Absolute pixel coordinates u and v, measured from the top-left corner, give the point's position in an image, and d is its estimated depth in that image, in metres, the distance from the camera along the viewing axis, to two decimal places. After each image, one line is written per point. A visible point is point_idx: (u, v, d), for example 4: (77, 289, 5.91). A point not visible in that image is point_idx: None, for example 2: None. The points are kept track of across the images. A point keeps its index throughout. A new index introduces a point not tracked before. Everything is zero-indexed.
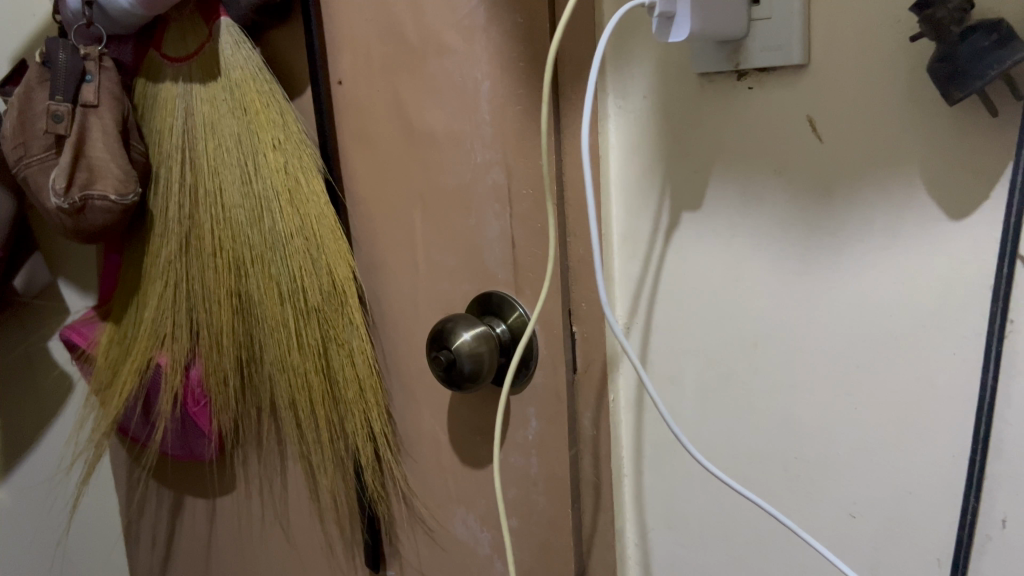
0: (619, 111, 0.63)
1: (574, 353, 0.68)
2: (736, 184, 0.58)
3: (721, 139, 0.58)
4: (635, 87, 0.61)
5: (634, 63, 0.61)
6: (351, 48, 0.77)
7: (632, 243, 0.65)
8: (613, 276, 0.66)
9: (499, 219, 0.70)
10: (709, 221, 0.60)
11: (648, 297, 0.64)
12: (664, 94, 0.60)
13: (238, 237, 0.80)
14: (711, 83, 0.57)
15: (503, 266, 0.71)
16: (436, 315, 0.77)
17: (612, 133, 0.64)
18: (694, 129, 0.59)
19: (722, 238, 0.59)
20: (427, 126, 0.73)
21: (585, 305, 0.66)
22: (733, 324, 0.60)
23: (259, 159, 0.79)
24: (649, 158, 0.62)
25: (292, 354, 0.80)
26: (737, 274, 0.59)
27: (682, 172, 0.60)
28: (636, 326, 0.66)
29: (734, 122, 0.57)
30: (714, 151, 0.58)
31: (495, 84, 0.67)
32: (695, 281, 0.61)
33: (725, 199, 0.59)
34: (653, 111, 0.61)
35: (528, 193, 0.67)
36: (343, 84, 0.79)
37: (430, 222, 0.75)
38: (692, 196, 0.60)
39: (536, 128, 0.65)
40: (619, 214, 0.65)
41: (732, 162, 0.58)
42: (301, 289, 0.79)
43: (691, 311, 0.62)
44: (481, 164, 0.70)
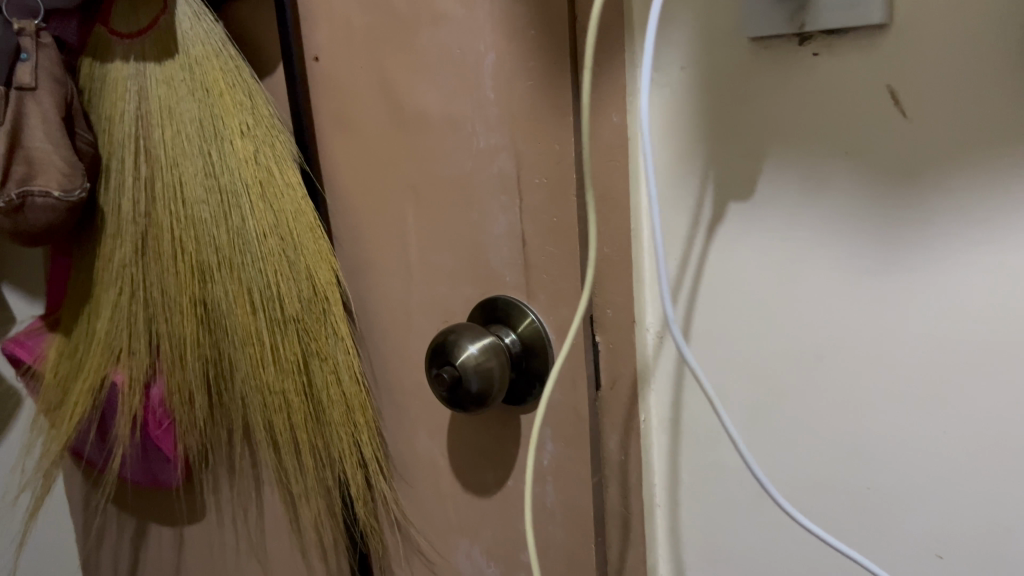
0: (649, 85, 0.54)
1: (596, 367, 0.59)
2: (797, 167, 0.49)
3: (777, 116, 0.49)
4: (671, 56, 0.52)
5: (670, 28, 0.52)
6: (328, 19, 0.67)
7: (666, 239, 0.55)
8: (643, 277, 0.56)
9: (507, 213, 0.61)
10: (763, 212, 0.51)
11: (686, 302, 0.55)
12: (707, 64, 0.51)
13: (201, 237, 0.70)
14: (766, 49, 0.48)
15: (512, 267, 0.62)
16: (432, 324, 0.68)
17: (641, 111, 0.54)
18: (744, 104, 0.50)
19: (779, 232, 0.50)
20: (420, 107, 0.64)
21: (610, 312, 0.57)
22: (792, 333, 0.51)
23: (225, 148, 0.68)
24: (687, 140, 0.53)
25: (266, 370, 0.70)
26: (797, 273, 0.50)
27: (728, 155, 0.51)
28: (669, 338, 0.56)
29: (793, 94, 0.48)
30: (769, 128, 0.49)
31: (504, 55, 0.58)
32: (745, 284, 0.52)
33: (784, 185, 0.50)
34: (693, 84, 0.52)
35: (542, 182, 0.58)
36: (320, 60, 0.69)
37: (424, 217, 0.66)
38: (740, 183, 0.51)
39: (552, 106, 0.56)
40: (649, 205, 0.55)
41: (790, 141, 0.49)
42: (278, 297, 0.69)
43: (742, 318, 0.53)
44: (484, 149, 0.61)
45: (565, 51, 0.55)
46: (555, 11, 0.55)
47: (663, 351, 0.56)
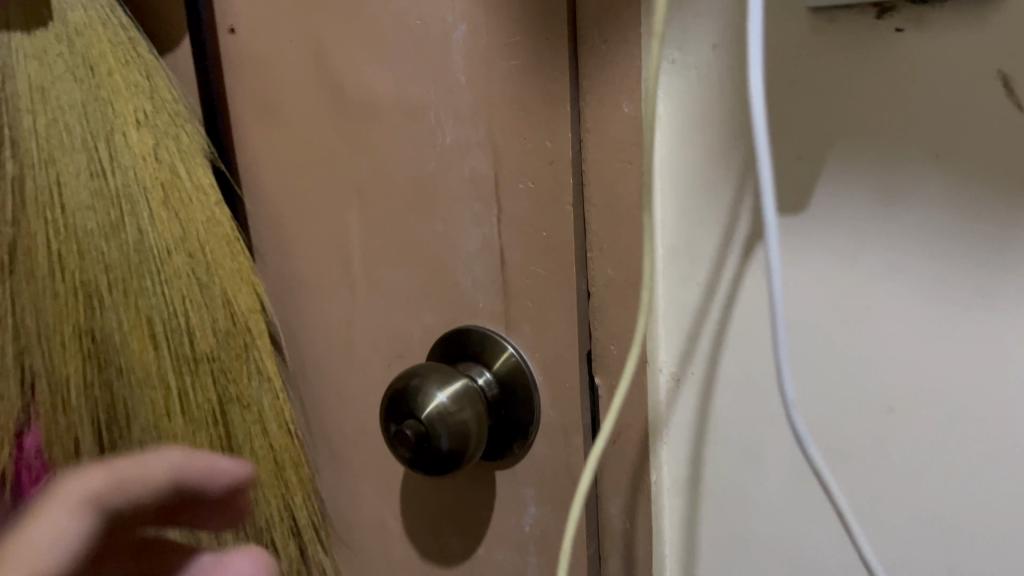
0: (669, 67, 0.42)
1: (597, 417, 0.48)
2: (866, 173, 0.38)
3: (844, 110, 0.38)
4: (697, 31, 0.41)
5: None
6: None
7: (687, 260, 0.44)
8: (655, 305, 0.45)
9: (481, 225, 0.49)
10: (819, 229, 0.40)
11: (710, 341, 0.45)
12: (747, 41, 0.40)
13: (85, 253, 0.54)
14: (829, 24, 0.38)
15: (486, 290, 0.50)
16: (380, 358, 0.55)
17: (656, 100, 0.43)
18: (799, 93, 0.39)
19: (840, 255, 0.40)
20: (366, 93, 0.51)
21: (615, 349, 0.46)
22: (854, 382, 0.41)
23: (116, 142, 0.54)
24: (718, 137, 0.42)
25: (173, 419, 0.56)
26: (863, 306, 0.40)
27: (777, 153, 0.41)
28: (688, 381, 0.46)
29: (863, 82, 0.37)
30: (832, 124, 0.39)
31: (478, 28, 0.46)
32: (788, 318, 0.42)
33: (853, 197, 0.39)
34: (728, 67, 0.41)
35: (528, 187, 0.47)
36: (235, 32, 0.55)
37: (374, 229, 0.53)
38: (788, 189, 0.41)
39: (542, 92, 0.45)
40: (666, 218, 0.45)
41: (860, 140, 0.38)
42: (187, 329, 0.56)
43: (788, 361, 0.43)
44: (452, 146, 0.49)
45: (559, 20, 0.43)
46: None
47: (680, 399, 0.46)
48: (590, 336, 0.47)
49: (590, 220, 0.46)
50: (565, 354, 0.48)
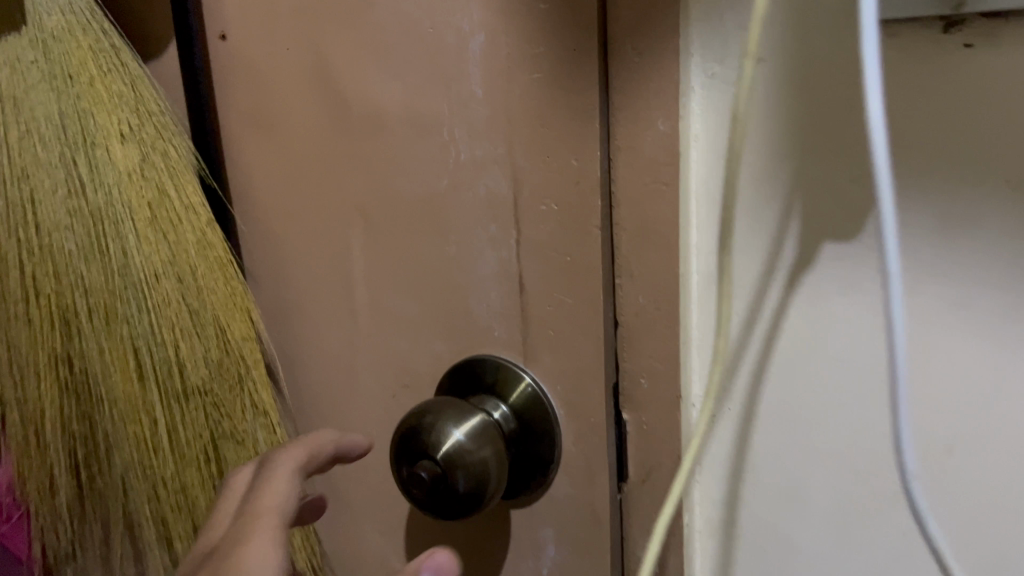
0: (707, 82, 0.40)
1: (622, 454, 0.45)
2: (925, 199, 0.35)
3: (903, 129, 0.35)
4: (741, 44, 0.38)
5: (742, 5, 0.38)
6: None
7: (726, 288, 0.41)
8: (689, 336, 0.42)
9: (498, 249, 0.46)
10: (872, 258, 0.37)
11: (749, 375, 0.42)
12: (796, 54, 0.37)
13: (63, 274, 0.50)
14: (889, 38, 0.35)
15: (502, 318, 0.47)
16: (385, 388, 0.52)
17: (693, 117, 0.40)
18: (851, 112, 0.36)
19: (897, 287, 0.37)
20: (371, 105, 0.48)
21: (645, 383, 0.43)
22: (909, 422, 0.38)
23: (97, 157, 0.50)
24: (763, 156, 0.39)
25: (158, 456, 0.52)
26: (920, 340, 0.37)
27: (829, 176, 0.38)
28: (724, 419, 0.43)
29: (926, 102, 0.34)
30: (888, 145, 0.36)
31: (497, 38, 0.43)
32: (836, 353, 0.39)
33: (913, 225, 0.36)
34: (776, 82, 0.38)
35: (550, 209, 0.44)
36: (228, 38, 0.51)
37: (378, 251, 0.50)
38: (839, 216, 0.38)
39: (568, 107, 0.42)
40: (701, 242, 0.42)
41: (922, 163, 0.35)
42: (175, 359, 0.52)
43: (834, 398, 0.39)
44: (466, 164, 0.46)
45: (590, 30, 0.40)
46: None
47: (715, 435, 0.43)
48: (617, 367, 0.44)
49: (619, 246, 0.42)
50: (589, 386, 0.45)
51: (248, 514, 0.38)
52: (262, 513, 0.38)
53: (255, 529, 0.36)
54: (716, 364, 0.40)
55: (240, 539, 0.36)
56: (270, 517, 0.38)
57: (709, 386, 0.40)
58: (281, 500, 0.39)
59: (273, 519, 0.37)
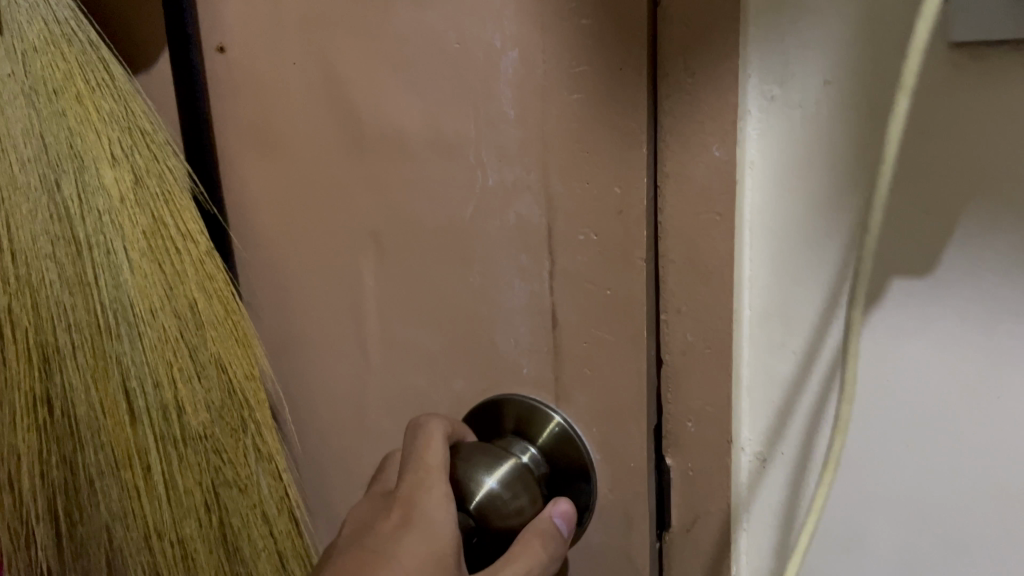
0: (766, 106, 0.37)
1: (665, 500, 0.43)
2: (1010, 236, 0.33)
3: (985, 157, 0.33)
4: (804, 66, 0.36)
5: (808, 24, 0.35)
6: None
7: (782, 326, 0.39)
8: (740, 376, 0.41)
9: (528, 280, 0.43)
10: (947, 294, 0.35)
11: (805, 419, 0.40)
12: (866, 76, 0.35)
13: (42, 307, 0.46)
14: (972, 61, 0.33)
15: (531, 354, 0.43)
16: (399, 425, 0.49)
17: (749, 143, 0.38)
18: (924, 141, 0.35)
19: (971, 324, 0.35)
20: (390, 125, 0.45)
21: (693, 426, 0.41)
22: (968, 460, 0.36)
23: (87, 181, 0.45)
24: (825, 187, 0.37)
25: (153, 504, 0.48)
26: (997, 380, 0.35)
27: (900, 207, 0.36)
28: (777, 461, 0.41)
29: (1009, 130, 0.32)
30: (968, 176, 0.34)
31: (533, 54, 0.40)
32: (904, 391, 0.37)
33: (991, 259, 0.34)
34: (842, 107, 0.36)
35: (588, 239, 0.40)
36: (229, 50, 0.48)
37: (394, 280, 0.47)
38: (912, 249, 0.36)
39: (610, 130, 0.39)
40: (754, 277, 0.40)
41: (1002, 192, 0.33)
42: (173, 401, 0.48)
43: (891, 437, 0.38)
44: (494, 190, 0.42)
45: (639, 46, 0.37)
46: None
47: (767, 477, 0.42)
48: (658, 408, 0.42)
49: (665, 279, 0.40)
50: (628, 430, 0.42)
51: (415, 470, 0.40)
52: (431, 470, 0.40)
53: (430, 485, 0.39)
54: (838, 435, 0.37)
55: (420, 492, 0.39)
56: (440, 475, 0.39)
57: (831, 459, 0.38)
58: (442, 459, 0.40)
59: (442, 476, 0.39)
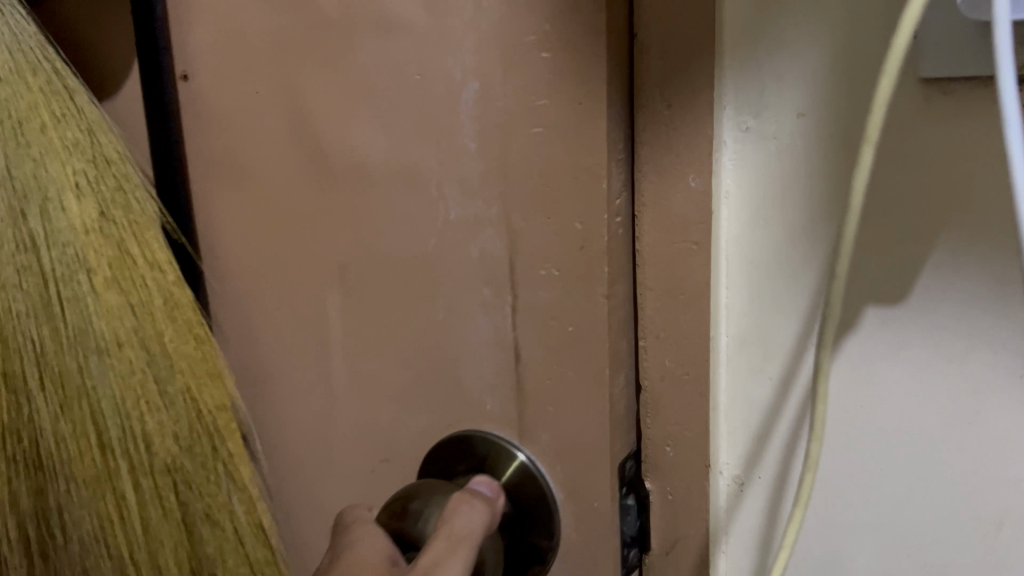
0: (741, 135, 0.38)
1: (645, 526, 0.42)
2: (984, 260, 0.33)
3: (958, 185, 0.33)
4: (778, 97, 0.36)
5: (782, 58, 0.36)
6: (211, 19, 0.47)
7: (758, 353, 0.39)
8: (717, 402, 0.40)
9: (491, 315, 0.42)
10: (923, 321, 0.35)
11: (783, 443, 0.39)
12: (841, 107, 0.35)
13: (10, 339, 0.44)
14: (943, 95, 0.33)
15: (495, 390, 0.43)
16: (365, 458, 0.48)
17: (725, 171, 0.38)
18: (896, 171, 0.34)
19: (947, 352, 0.35)
20: (353, 155, 0.44)
21: (671, 452, 0.41)
22: (947, 485, 0.36)
23: (53, 209, 0.45)
24: (800, 216, 0.37)
25: (123, 537, 0.47)
26: (975, 407, 0.35)
27: (874, 235, 0.35)
28: (753, 487, 0.41)
29: (981, 159, 0.32)
30: (941, 203, 0.34)
31: (493, 86, 0.39)
32: (881, 417, 0.37)
33: (966, 284, 0.34)
34: (817, 137, 0.36)
35: (550, 274, 0.40)
36: (202, 77, 0.48)
37: (359, 312, 0.46)
38: (887, 277, 0.36)
39: (569, 164, 0.38)
40: (731, 304, 0.39)
41: (974, 221, 0.33)
42: (143, 433, 0.47)
43: (871, 465, 0.37)
44: (456, 223, 0.42)
45: (598, 78, 0.36)
46: (578, 22, 0.36)
47: (744, 504, 0.41)
48: (637, 434, 0.42)
49: (643, 306, 0.40)
50: (591, 470, 0.41)
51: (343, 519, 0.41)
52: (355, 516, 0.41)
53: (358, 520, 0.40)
54: (806, 470, 0.37)
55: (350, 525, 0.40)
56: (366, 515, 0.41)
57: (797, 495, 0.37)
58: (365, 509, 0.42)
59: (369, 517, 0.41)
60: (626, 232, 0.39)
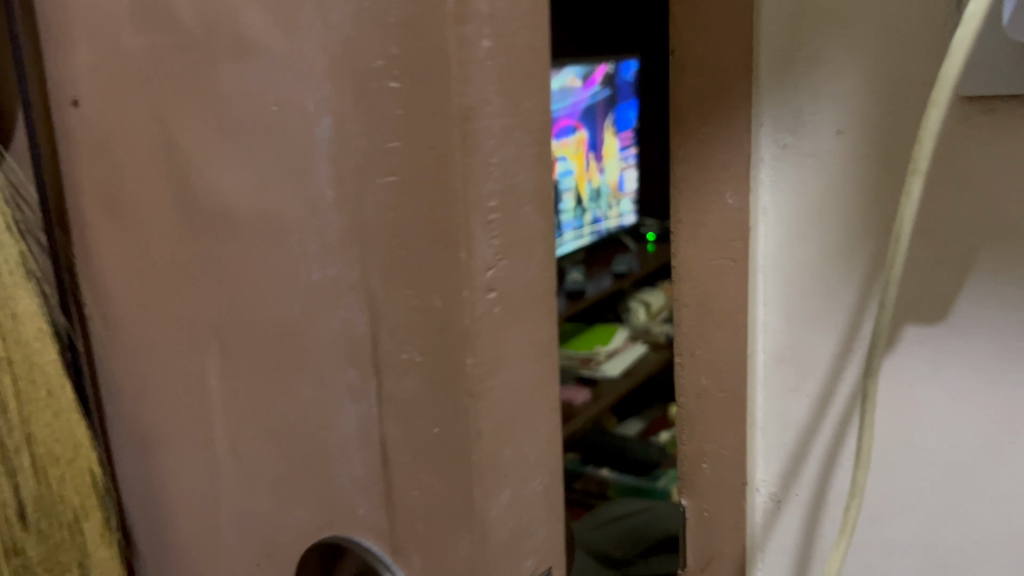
0: (779, 151, 0.47)
1: (685, 538, 0.55)
2: (1004, 296, 0.41)
3: (970, 216, 0.41)
4: (816, 127, 0.46)
5: (813, 97, 0.46)
6: (93, 38, 0.41)
7: (793, 367, 0.49)
8: (755, 415, 0.51)
9: (357, 403, 0.34)
10: (950, 341, 0.43)
11: (822, 451, 0.49)
12: (872, 137, 0.44)
13: None
14: (984, 112, 0.40)
15: (366, 493, 0.35)
16: (250, 550, 0.41)
17: (765, 195, 0.48)
18: (928, 207, 0.42)
19: (980, 372, 0.43)
20: (220, 198, 0.37)
21: (707, 469, 0.53)
22: (972, 483, 0.44)
23: None
24: (833, 236, 0.47)
25: None
26: (972, 419, 0.43)
27: (917, 273, 0.43)
28: (789, 500, 0.51)
29: (999, 180, 0.40)
30: (970, 231, 0.41)
31: (345, 123, 0.31)
32: (911, 423, 0.45)
33: (985, 320, 0.42)
34: (851, 152, 0.45)
35: (412, 359, 0.31)
36: (89, 102, 0.43)
37: (236, 383, 0.39)
38: (926, 303, 0.43)
39: (426, 222, 0.30)
40: (768, 322, 0.50)
41: (999, 249, 0.41)
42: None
43: (909, 472, 0.45)
44: (318, 287, 0.34)
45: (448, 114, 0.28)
46: (424, 41, 0.28)
47: (780, 513, 0.52)
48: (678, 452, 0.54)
49: (681, 323, 0.52)
50: None
51: None
52: None
53: None
54: (852, 499, 0.43)
55: None
56: None
57: (845, 520, 0.43)
58: None
59: None
60: (508, 311, 0.30)
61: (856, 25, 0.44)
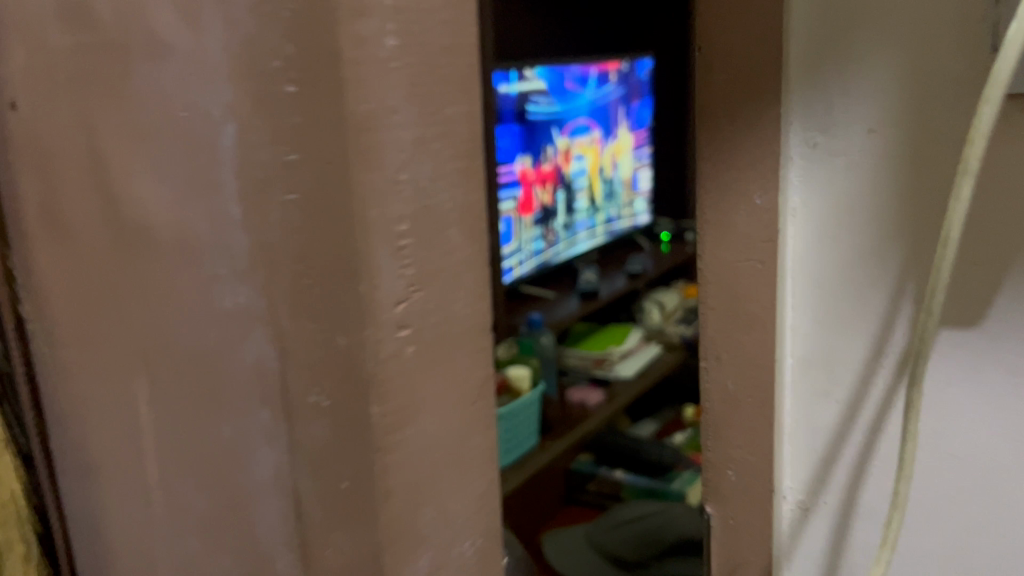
0: (809, 150, 0.45)
1: (708, 548, 0.52)
2: None
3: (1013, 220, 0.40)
4: (850, 120, 0.44)
5: (847, 88, 0.43)
6: (15, 32, 0.38)
7: (823, 373, 0.47)
8: (784, 419, 0.48)
9: (272, 446, 0.30)
10: (992, 348, 0.42)
11: (851, 461, 0.47)
12: (909, 130, 0.42)
13: None
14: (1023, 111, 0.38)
15: (284, 545, 0.31)
16: None
17: (794, 191, 0.46)
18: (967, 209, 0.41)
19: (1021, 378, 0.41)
20: (142, 211, 0.34)
21: (730, 479, 0.50)
22: (1009, 492, 0.42)
23: None
24: (868, 235, 0.44)
25: None
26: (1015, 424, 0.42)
27: (961, 274, 0.42)
28: (818, 509, 0.49)
29: None
30: (1010, 238, 0.40)
31: (248, 132, 0.27)
32: (948, 429, 0.43)
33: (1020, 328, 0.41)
34: (887, 148, 0.43)
35: (322, 403, 0.27)
36: (13, 102, 0.39)
37: (164, 412, 0.35)
38: (964, 305, 0.42)
39: (331, 250, 0.26)
40: (796, 325, 0.47)
41: None
42: None
43: (940, 481, 0.44)
44: (231, 314, 0.30)
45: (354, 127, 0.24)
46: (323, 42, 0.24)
47: (807, 521, 0.49)
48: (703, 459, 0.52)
49: (706, 327, 0.49)
50: None
51: None
52: None
53: None
54: (894, 510, 0.41)
55: None
56: None
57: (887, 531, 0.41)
58: None
59: None
60: (423, 355, 0.27)
61: (891, 17, 0.41)
